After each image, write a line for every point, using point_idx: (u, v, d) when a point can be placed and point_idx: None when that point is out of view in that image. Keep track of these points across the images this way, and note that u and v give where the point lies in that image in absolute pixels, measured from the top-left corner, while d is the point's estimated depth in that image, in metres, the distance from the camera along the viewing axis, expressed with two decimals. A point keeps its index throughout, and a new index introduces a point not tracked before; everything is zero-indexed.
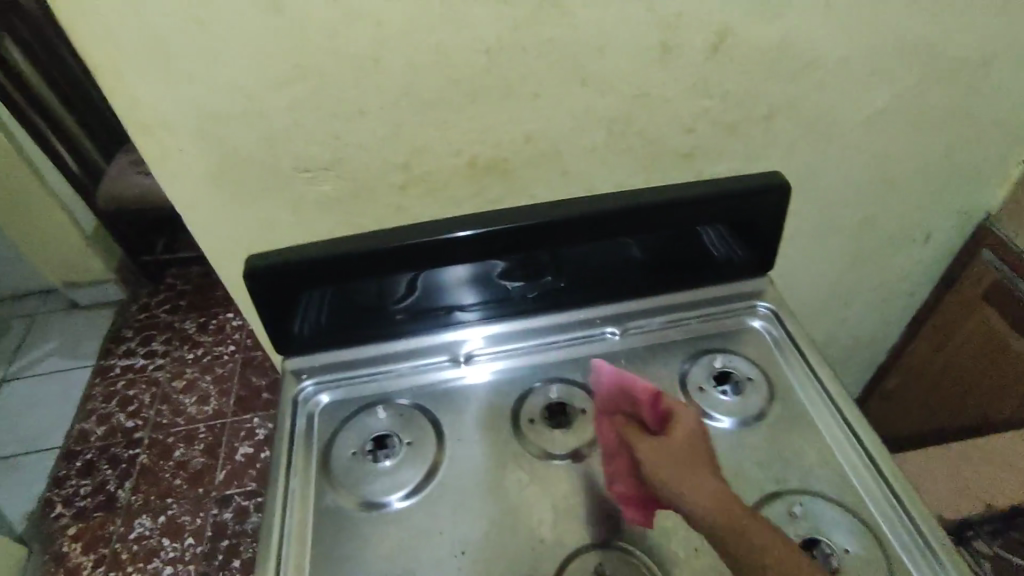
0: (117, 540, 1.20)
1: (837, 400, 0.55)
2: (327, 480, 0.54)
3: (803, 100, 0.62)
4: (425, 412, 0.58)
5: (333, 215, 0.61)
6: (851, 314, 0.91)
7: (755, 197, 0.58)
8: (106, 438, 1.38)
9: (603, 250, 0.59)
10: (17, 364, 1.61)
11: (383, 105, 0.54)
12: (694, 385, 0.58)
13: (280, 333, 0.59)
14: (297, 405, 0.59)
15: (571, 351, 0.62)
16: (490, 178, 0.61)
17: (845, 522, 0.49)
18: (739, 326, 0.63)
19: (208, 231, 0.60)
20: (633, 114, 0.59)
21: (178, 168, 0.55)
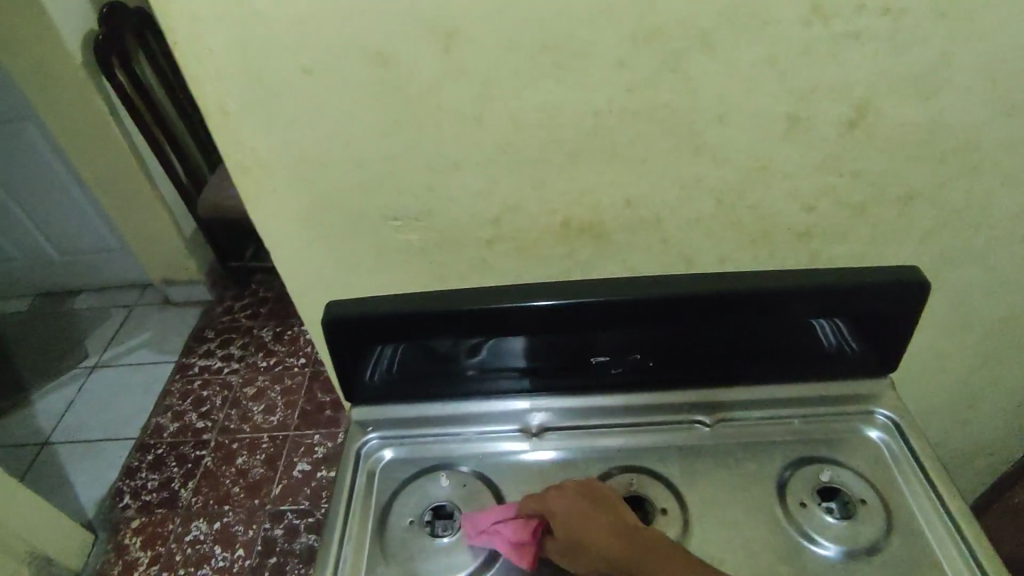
0: (173, 540, 1.22)
1: (973, 546, 0.47)
2: (381, 549, 0.51)
3: (949, 185, 0.54)
4: (490, 486, 0.54)
5: (415, 265, 0.59)
6: (976, 417, 0.80)
7: (886, 294, 0.51)
8: (177, 435, 1.43)
9: (701, 332, 0.54)
10: (109, 351, 1.71)
11: (481, 160, 0.51)
12: (795, 498, 0.51)
13: (350, 381, 0.57)
14: (359, 459, 0.57)
15: (654, 437, 0.56)
16: (583, 241, 0.57)
17: None
18: (851, 433, 0.55)
19: (289, 269, 0.60)
20: (749, 188, 0.53)
21: (268, 208, 0.55)
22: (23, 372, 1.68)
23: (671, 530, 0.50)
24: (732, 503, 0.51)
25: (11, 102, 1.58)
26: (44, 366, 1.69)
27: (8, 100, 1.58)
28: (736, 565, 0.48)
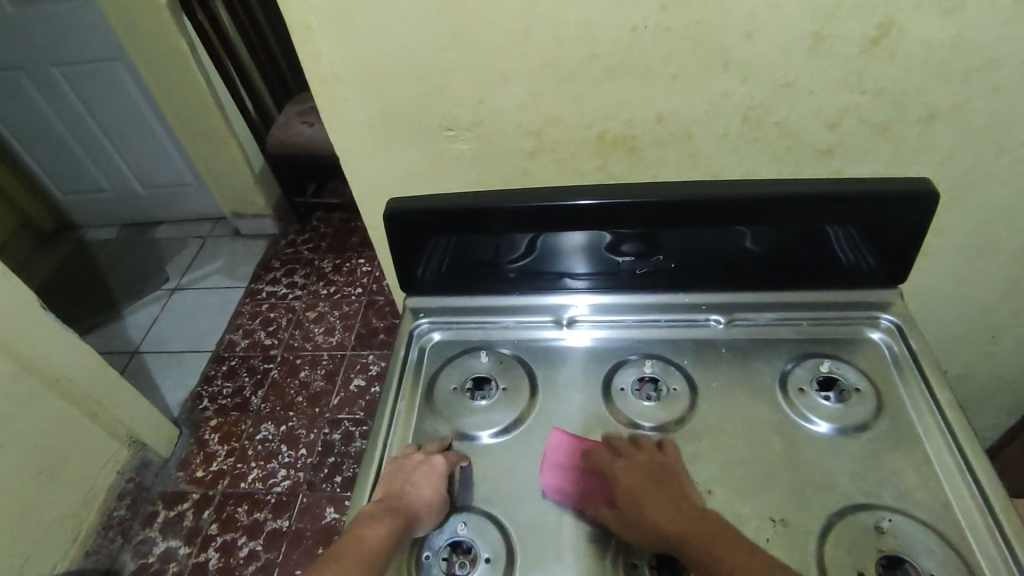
0: (245, 438, 1.38)
1: (955, 429, 0.51)
2: (429, 408, 0.60)
3: (973, 105, 0.57)
4: (525, 365, 0.62)
5: (465, 173, 0.66)
6: (998, 349, 0.82)
7: (898, 202, 0.55)
8: (248, 350, 1.58)
9: (718, 237, 0.59)
10: (188, 276, 1.88)
11: (525, 74, 0.58)
12: (796, 384, 0.57)
13: (405, 273, 0.66)
14: (412, 337, 0.66)
15: (672, 332, 0.63)
16: (616, 154, 0.63)
17: (932, 544, 0.46)
18: (857, 335, 0.61)
19: (356, 174, 0.68)
20: (773, 104, 0.58)
21: (338, 117, 0.63)
22: (114, 291, 1.87)
23: (679, 404, 0.57)
24: (739, 387, 0.58)
25: (103, 41, 1.72)
26: (132, 287, 1.88)
27: (101, 40, 1.72)
28: (735, 435, 0.54)
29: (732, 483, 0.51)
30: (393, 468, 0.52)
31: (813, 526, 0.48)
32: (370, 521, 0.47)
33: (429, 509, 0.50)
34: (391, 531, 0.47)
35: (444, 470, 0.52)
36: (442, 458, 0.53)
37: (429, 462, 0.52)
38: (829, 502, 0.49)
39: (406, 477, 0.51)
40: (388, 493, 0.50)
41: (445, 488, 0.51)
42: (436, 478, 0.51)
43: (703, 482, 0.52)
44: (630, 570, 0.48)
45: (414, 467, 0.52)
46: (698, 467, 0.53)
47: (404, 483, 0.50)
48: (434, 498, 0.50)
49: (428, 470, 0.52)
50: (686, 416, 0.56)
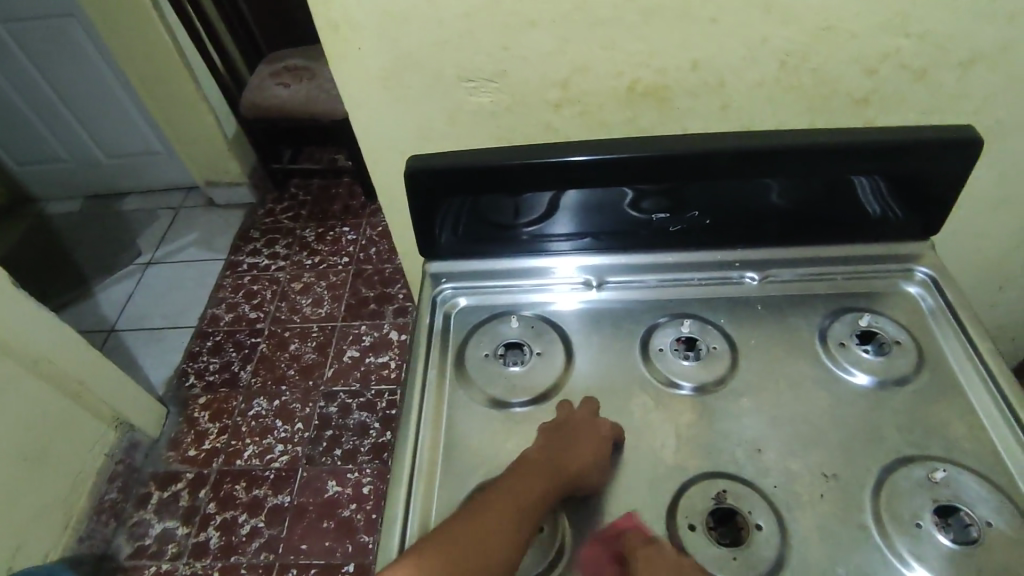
0: (238, 414, 1.34)
1: (999, 378, 0.51)
2: (461, 376, 0.57)
3: (1015, 48, 0.55)
4: (557, 329, 0.60)
5: (485, 128, 0.63)
6: (1004, 299, 0.83)
7: (940, 150, 0.54)
8: (232, 324, 1.52)
9: (755, 190, 0.57)
10: (162, 249, 1.79)
11: (555, 19, 0.54)
12: (835, 338, 0.56)
13: (425, 236, 0.62)
14: (435, 304, 0.63)
15: (705, 290, 0.62)
16: (646, 105, 0.60)
17: (985, 491, 0.46)
18: (891, 288, 0.60)
19: (367, 132, 0.64)
20: (812, 49, 0.56)
21: (349, 68, 0.59)
22: (83, 267, 1.78)
23: (719, 363, 0.56)
24: (778, 343, 0.57)
25: None
26: (101, 262, 1.78)
27: None
28: (779, 392, 0.53)
29: (780, 440, 0.51)
30: (561, 421, 0.51)
31: (865, 480, 0.48)
32: (533, 468, 0.47)
33: (597, 468, 0.48)
34: (555, 483, 0.46)
35: (610, 432, 0.50)
36: (609, 422, 0.51)
37: (593, 423, 0.51)
38: (880, 455, 0.49)
39: (570, 434, 0.50)
40: (555, 442, 0.49)
41: (608, 451, 0.49)
42: (599, 439, 0.50)
43: (752, 440, 0.51)
44: (687, 530, 0.46)
45: (584, 426, 0.50)
46: (745, 426, 0.52)
47: (574, 437, 0.49)
48: (602, 460, 0.49)
49: (593, 432, 0.50)
50: (727, 374, 0.55)
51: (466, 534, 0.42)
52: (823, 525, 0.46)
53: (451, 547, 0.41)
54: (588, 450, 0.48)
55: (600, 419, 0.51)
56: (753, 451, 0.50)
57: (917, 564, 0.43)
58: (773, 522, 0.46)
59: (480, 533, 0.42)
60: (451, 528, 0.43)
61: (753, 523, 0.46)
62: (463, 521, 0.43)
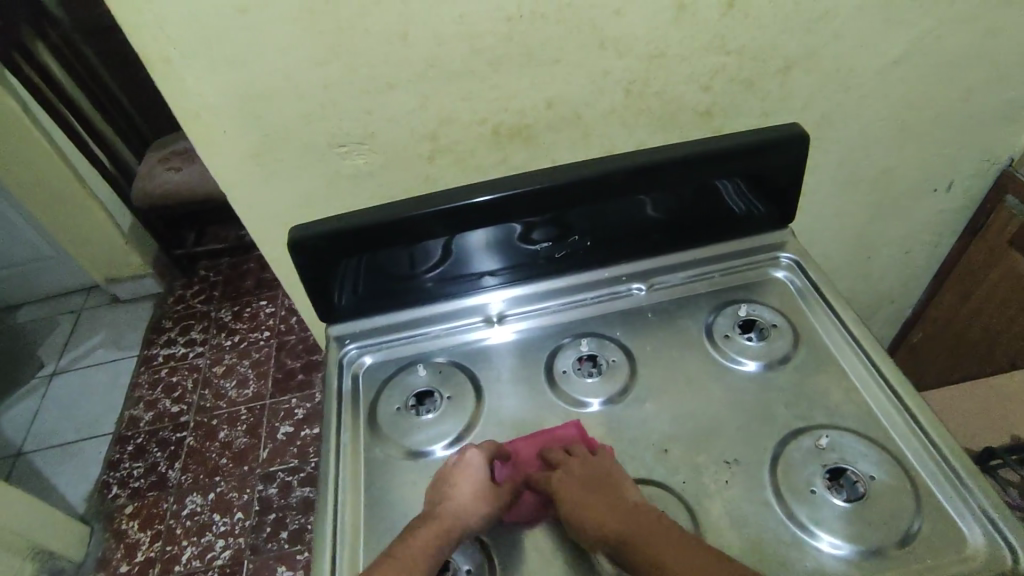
0: (171, 517, 1.26)
1: (862, 342, 0.57)
2: (375, 435, 0.57)
3: (821, 51, 0.63)
4: (464, 370, 0.61)
5: (365, 188, 0.64)
6: (874, 267, 0.92)
7: (776, 148, 0.59)
8: (153, 423, 1.44)
9: (626, 208, 0.61)
10: (67, 356, 1.69)
11: (411, 78, 0.57)
12: (720, 332, 0.60)
13: (323, 302, 0.63)
14: (341, 367, 0.63)
15: (600, 307, 0.65)
16: (514, 145, 0.64)
17: (867, 448, 0.50)
18: (764, 277, 0.65)
19: (249, 209, 0.64)
20: (650, 74, 0.61)
21: (218, 152, 0.59)
22: None
23: (619, 375, 0.58)
24: (671, 345, 0.60)
25: None
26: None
27: None
28: (677, 392, 0.57)
29: (684, 437, 0.53)
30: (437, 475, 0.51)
31: (763, 459, 0.51)
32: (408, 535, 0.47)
33: (472, 504, 0.48)
34: (435, 536, 0.46)
35: (482, 461, 0.51)
36: (475, 453, 0.51)
37: (464, 460, 0.51)
38: (774, 433, 0.52)
39: (448, 480, 0.50)
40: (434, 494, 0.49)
41: (488, 481, 0.50)
42: (477, 478, 0.50)
43: (659, 442, 0.53)
44: None
45: (452, 471, 0.51)
46: (651, 430, 0.54)
47: (443, 488, 0.50)
48: (478, 492, 0.49)
49: (466, 470, 0.50)
50: (628, 384, 0.58)
51: None
52: (732, 511, 0.49)
53: None
54: (466, 497, 0.49)
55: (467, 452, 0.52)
56: (661, 452, 0.53)
57: (818, 529, 0.46)
58: (687, 517, 0.49)
59: None
60: None
61: None
62: None
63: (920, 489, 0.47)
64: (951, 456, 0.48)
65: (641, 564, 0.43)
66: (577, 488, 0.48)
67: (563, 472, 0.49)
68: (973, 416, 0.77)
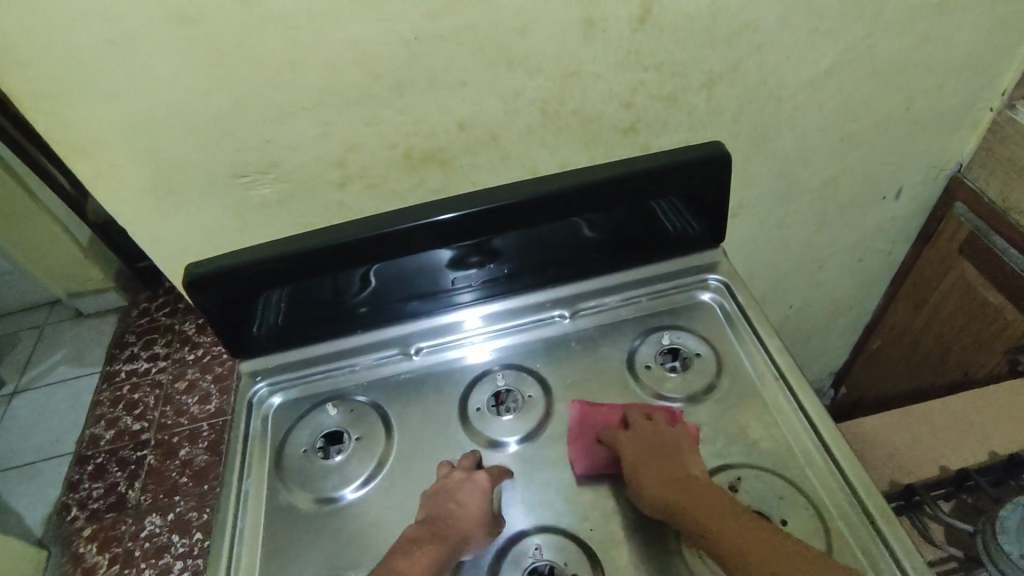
0: (128, 539, 1.23)
1: (785, 371, 0.54)
2: (280, 480, 0.55)
3: (747, 64, 0.60)
4: (377, 408, 0.59)
5: (274, 218, 0.62)
6: (826, 275, 0.90)
7: (698, 169, 0.56)
8: (114, 441, 1.42)
9: (544, 233, 0.58)
10: (29, 374, 1.67)
11: (306, 106, 0.54)
12: (642, 362, 0.58)
13: (231, 338, 0.60)
14: (250, 406, 0.60)
15: (523, 336, 0.62)
16: (429, 169, 0.61)
17: (780, 491, 0.48)
18: (692, 300, 0.63)
19: (153, 243, 0.61)
20: (566, 93, 0.58)
21: (110, 187, 0.56)
22: None
23: (536, 411, 0.56)
24: (592, 377, 0.58)
25: None
26: None
27: None
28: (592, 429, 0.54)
29: (596, 479, 0.51)
30: (438, 490, 0.50)
31: None
32: (411, 547, 0.45)
33: (471, 528, 0.47)
34: (436, 554, 0.45)
35: (489, 487, 0.50)
36: (485, 475, 0.50)
37: (472, 478, 0.50)
38: None
39: (452, 496, 0.49)
40: (435, 509, 0.48)
41: (491, 505, 0.49)
42: (482, 498, 0.49)
43: (570, 485, 0.51)
44: None
45: (458, 487, 0.49)
46: (563, 472, 0.52)
47: (448, 504, 0.48)
48: (481, 520, 0.48)
49: (472, 487, 0.49)
50: (545, 420, 0.56)
51: None
52: (637, 562, 0.46)
53: None
54: (470, 516, 0.47)
55: (477, 472, 0.51)
56: (572, 496, 0.51)
57: None
58: (590, 569, 0.46)
59: None
60: None
61: (569, 574, 0.46)
62: None
63: (833, 540, 0.45)
64: (866, 499, 0.46)
65: (692, 532, 0.43)
66: (650, 453, 0.48)
67: (630, 435, 0.50)
68: (903, 446, 0.74)
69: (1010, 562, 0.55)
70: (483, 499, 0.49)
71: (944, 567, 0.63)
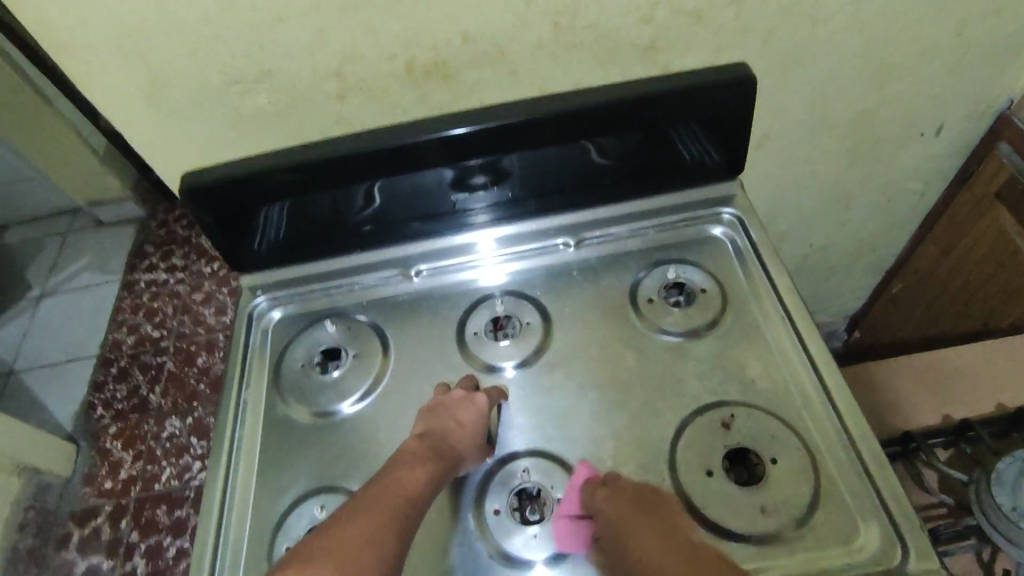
0: (152, 438, 1.30)
1: (791, 312, 0.53)
2: (278, 392, 0.56)
3: None
4: (375, 327, 0.59)
5: (272, 130, 0.59)
6: (852, 215, 0.86)
7: (717, 92, 0.52)
8: (136, 347, 1.47)
9: (551, 156, 0.55)
10: (54, 279, 1.72)
11: (300, 9, 0.50)
12: (645, 296, 0.56)
13: (231, 251, 0.59)
14: (251, 319, 0.61)
15: (525, 263, 0.61)
16: (433, 83, 0.58)
17: (774, 431, 0.47)
18: (703, 234, 0.60)
19: (149, 150, 0.60)
20: (581, 4, 0.54)
21: (100, 89, 0.54)
22: None
23: (534, 338, 0.55)
24: (593, 307, 0.57)
25: None
26: None
27: None
28: (589, 359, 0.54)
29: (588, 410, 0.51)
30: (436, 406, 0.50)
31: (666, 435, 0.49)
32: (409, 462, 0.45)
33: (468, 449, 0.48)
34: (434, 471, 0.45)
35: (485, 408, 0.50)
36: (484, 398, 0.50)
37: (471, 399, 0.50)
38: (679, 409, 0.50)
39: (450, 414, 0.49)
40: (435, 426, 0.48)
41: (486, 428, 0.49)
42: (479, 420, 0.49)
43: (561, 413, 0.51)
44: (492, 516, 0.47)
45: (457, 406, 0.50)
46: (556, 400, 0.52)
47: (447, 423, 0.48)
48: (477, 440, 0.48)
49: (470, 409, 0.49)
50: (541, 348, 0.55)
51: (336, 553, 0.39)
52: None
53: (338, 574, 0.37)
54: (467, 436, 0.48)
55: (476, 394, 0.51)
56: (563, 423, 0.51)
57: (709, 514, 0.44)
58: (575, 495, 0.47)
59: (364, 545, 0.39)
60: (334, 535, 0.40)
61: (554, 497, 0.47)
62: (339, 528, 0.40)
63: (822, 484, 0.45)
64: (861, 445, 0.45)
65: None
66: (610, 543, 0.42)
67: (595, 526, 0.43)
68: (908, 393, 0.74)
69: (997, 513, 0.55)
70: (481, 421, 0.49)
71: (934, 512, 0.65)
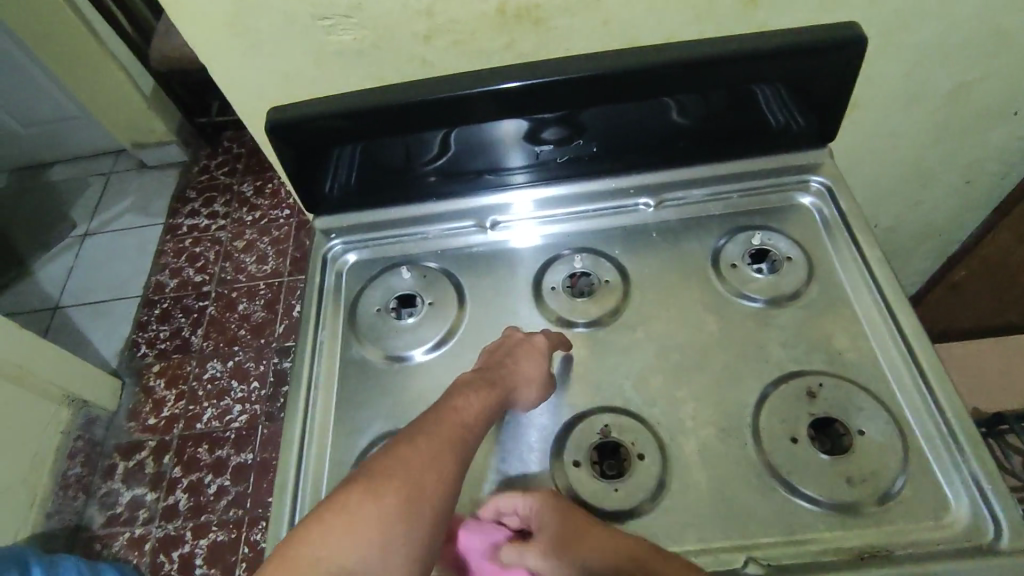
0: (193, 379, 1.33)
1: (882, 284, 0.51)
2: (354, 334, 0.56)
3: None
4: (449, 275, 0.59)
5: (354, 70, 0.58)
6: (925, 195, 0.83)
7: (828, 50, 0.48)
8: (178, 289, 1.49)
9: (645, 110, 0.53)
10: (98, 218, 1.74)
11: None
12: (728, 260, 0.55)
13: (307, 191, 0.59)
14: (326, 262, 0.61)
15: (602, 221, 0.60)
16: (522, 29, 0.56)
17: (861, 402, 0.46)
18: (789, 202, 0.59)
19: (229, 84, 0.59)
20: None
21: (187, 16, 0.53)
22: (20, 246, 1.72)
23: (612, 296, 0.55)
24: (672, 269, 0.56)
25: None
26: (38, 238, 1.73)
27: None
28: (668, 321, 0.53)
29: (666, 371, 0.51)
30: (495, 345, 0.50)
31: (748, 400, 0.48)
32: (468, 391, 0.45)
33: (527, 386, 0.48)
34: (493, 401, 0.45)
35: (546, 352, 0.50)
36: (543, 339, 0.51)
37: (529, 339, 0.50)
38: (762, 376, 0.49)
39: (509, 352, 0.49)
40: (493, 361, 0.48)
41: (545, 369, 0.49)
42: (538, 360, 0.49)
43: (639, 372, 0.51)
44: (572, 468, 0.47)
45: (516, 344, 0.50)
46: (634, 359, 0.52)
47: (505, 360, 0.48)
48: (537, 379, 0.48)
49: (529, 348, 0.50)
50: (619, 306, 0.55)
51: (402, 461, 0.38)
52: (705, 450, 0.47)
53: (405, 481, 0.37)
54: (525, 373, 0.48)
55: (535, 336, 0.51)
56: (640, 382, 0.51)
57: (796, 480, 0.44)
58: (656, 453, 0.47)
59: (429, 459, 0.39)
60: (397, 447, 0.39)
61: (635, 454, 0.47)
62: (404, 441, 0.40)
63: (910, 458, 0.44)
64: (954, 421, 0.45)
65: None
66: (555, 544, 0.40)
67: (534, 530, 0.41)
68: None
69: None
70: (540, 361, 0.49)
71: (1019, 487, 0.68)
